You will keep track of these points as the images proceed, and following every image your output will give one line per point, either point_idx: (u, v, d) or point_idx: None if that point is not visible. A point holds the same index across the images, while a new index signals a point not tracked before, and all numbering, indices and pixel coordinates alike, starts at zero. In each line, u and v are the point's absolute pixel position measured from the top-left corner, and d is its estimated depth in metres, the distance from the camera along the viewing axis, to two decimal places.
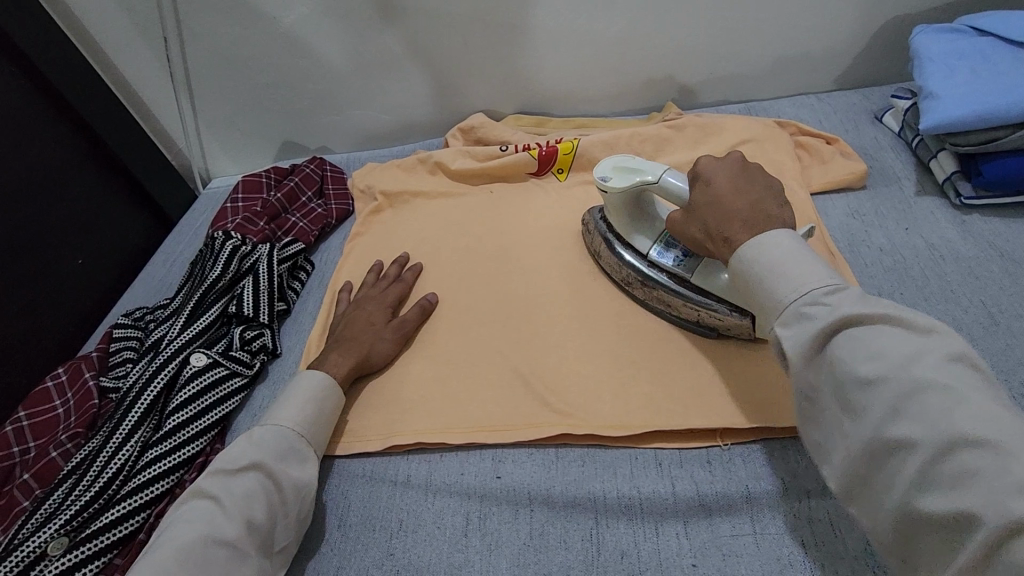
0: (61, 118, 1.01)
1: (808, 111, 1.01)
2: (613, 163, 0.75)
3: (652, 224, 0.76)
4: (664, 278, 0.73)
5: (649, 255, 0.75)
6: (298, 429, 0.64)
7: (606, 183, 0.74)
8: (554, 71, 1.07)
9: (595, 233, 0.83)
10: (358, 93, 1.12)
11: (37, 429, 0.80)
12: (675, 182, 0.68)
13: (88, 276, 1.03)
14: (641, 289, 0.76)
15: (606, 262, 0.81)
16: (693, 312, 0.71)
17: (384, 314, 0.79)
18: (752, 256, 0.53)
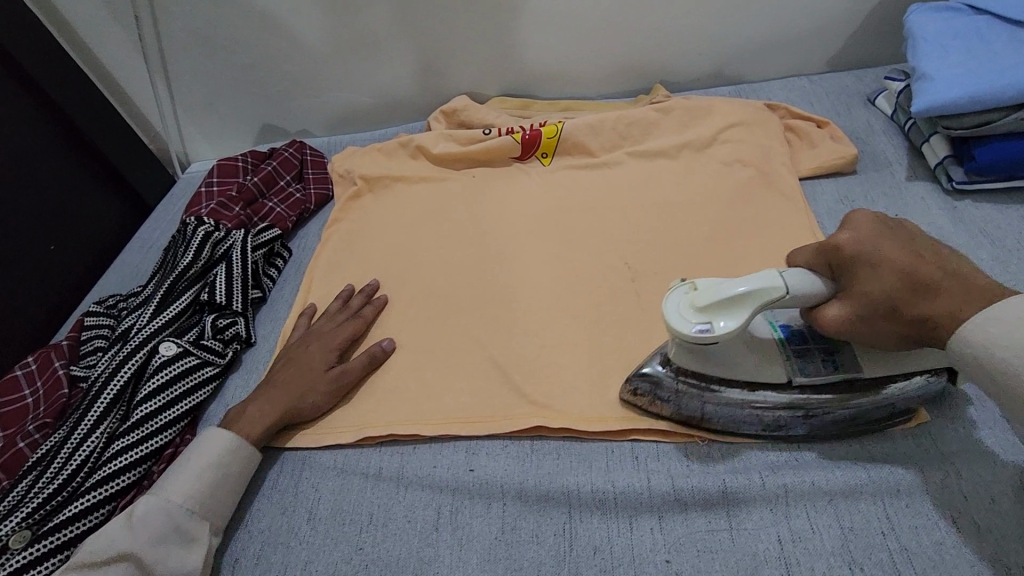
0: (31, 100, 0.98)
1: (799, 93, 0.98)
2: (686, 306, 0.56)
3: (766, 356, 0.59)
4: (829, 397, 0.58)
5: (797, 381, 0.59)
6: (184, 505, 0.59)
7: (715, 334, 0.54)
8: (539, 51, 1.03)
9: (687, 399, 0.60)
10: (338, 74, 1.09)
11: (6, 420, 0.78)
12: (798, 278, 0.55)
13: (62, 263, 1.00)
14: (803, 425, 0.59)
15: (719, 420, 0.60)
16: (884, 407, 0.58)
17: (326, 359, 0.72)
18: (985, 342, 0.47)
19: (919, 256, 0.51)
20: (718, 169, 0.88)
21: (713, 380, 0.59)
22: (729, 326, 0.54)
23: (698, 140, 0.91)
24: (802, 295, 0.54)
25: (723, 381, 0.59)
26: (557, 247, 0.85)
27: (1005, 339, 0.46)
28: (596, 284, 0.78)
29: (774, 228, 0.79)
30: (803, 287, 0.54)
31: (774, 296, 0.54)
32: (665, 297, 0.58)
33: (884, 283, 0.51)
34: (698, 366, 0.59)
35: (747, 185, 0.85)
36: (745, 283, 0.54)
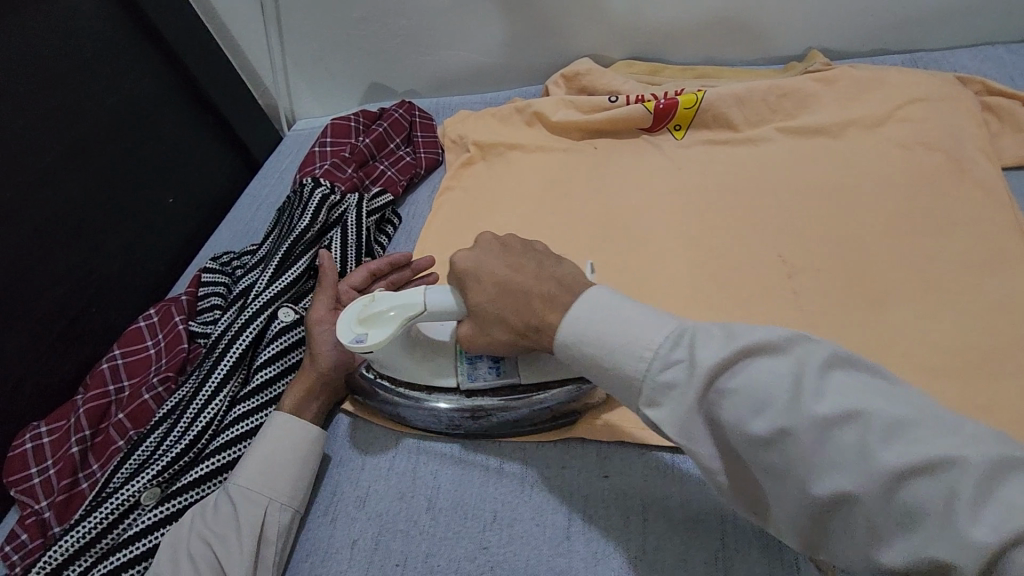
0: (152, 51, 0.97)
1: (995, 65, 0.83)
2: (354, 317, 0.57)
3: (435, 354, 0.62)
4: (496, 398, 0.61)
5: (465, 387, 0.61)
6: (243, 485, 0.58)
7: (366, 342, 0.55)
8: (681, 9, 0.92)
9: (382, 400, 0.64)
10: (452, 31, 1.02)
11: (132, 368, 0.80)
12: (439, 294, 0.56)
13: (179, 217, 1.01)
14: (476, 424, 0.62)
15: (413, 421, 0.64)
16: (539, 412, 0.60)
17: (327, 311, 0.68)
18: (574, 335, 0.46)
19: (518, 268, 0.54)
20: (892, 152, 0.76)
21: (400, 383, 0.63)
22: (382, 336, 0.56)
23: (869, 117, 0.79)
24: (445, 309, 0.56)
25: (408, 385, 0.63)
26: (695, 231, 0.77)
27: (578, 329, 0.46)
28: (743, 280, 0.70)
29: (966, 228, 0.68)
30: (443, 309, 0.56)
31: (416, 310, 0.56)
32: (346, 306, 0.58)
33: (489, 296, 0.54)
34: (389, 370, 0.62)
35: (933, 174, 0.73)
36: (401, 295, 0.57)
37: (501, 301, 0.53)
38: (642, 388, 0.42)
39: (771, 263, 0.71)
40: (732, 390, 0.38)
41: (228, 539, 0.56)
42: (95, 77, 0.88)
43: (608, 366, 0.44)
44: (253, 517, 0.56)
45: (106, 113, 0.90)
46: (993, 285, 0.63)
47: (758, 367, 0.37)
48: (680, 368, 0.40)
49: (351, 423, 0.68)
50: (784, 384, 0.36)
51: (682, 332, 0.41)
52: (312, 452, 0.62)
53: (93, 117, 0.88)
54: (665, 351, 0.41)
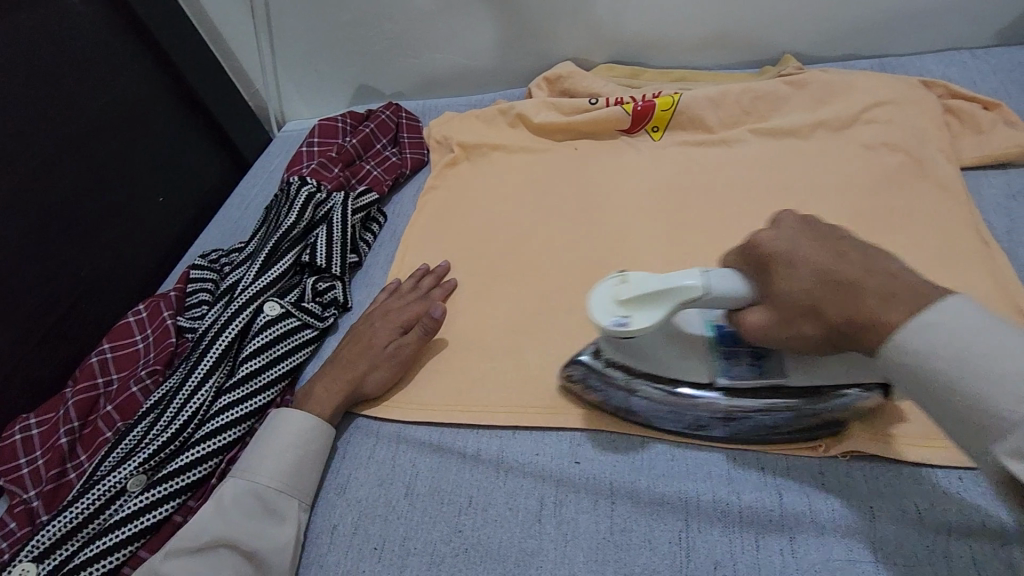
0: (144, 53, 0.99)
1: (959, 69, 0.86)
2: (611, 298, 0.53)
3: (687, 351, 0.57)
4: (756, 401, 0.55)
5: (722, 382, 0.56)
6: (272, 484, 0.61)
7: (632, 327, 0.52)
8: (658, 15, 0.95)
9: (598, 389, 0.60)
10: (438, 35, 1.05)
11: (120, 362, 0.82)
12: (722, 279, 0.50)
13: (170, 215, 1.03)
14: (722, 430, 0.57)
15: (638, 413, 0.59)
16: (815, 420, 0.54)
17: (388, 335, 0.70)
18: (915, 361, 0.39)
19: (840, 253, 0.46)
20: (857, 153, 0.79)
21: (634, 373, 0.58)
22: (648, 322, 0.51)
23: (837, 119, 0.82)
24: (732, 296, 0.50)
25: (670, 380, 0.58)
26: (668, 229, 0.79)
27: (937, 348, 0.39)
28: None
29: (927, 225, 0.70)
30: (724, 293, 0.50)
31: (689, 294, 0.50)
32: (596, 285, 0.55)
33: (808, 280, 0.46)
34: (632, 360, 0.58)
35: (896, 174, 0.75)
36: (672, 279, 0.51)
37: (821, 292, 0.45)
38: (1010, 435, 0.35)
39: None
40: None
41: (263, 534, 0.58)
42: (87, 77, 0.90)
43: (976, 401, 0.37)
44: (289, 512, 0.60)
45: (98, 113, 0.92)
46: (951, 278, 0.66)
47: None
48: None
49: (343, 417, 0.70)
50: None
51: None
52: (327, 453, 0.66)
53: (85, 117, 0.90)
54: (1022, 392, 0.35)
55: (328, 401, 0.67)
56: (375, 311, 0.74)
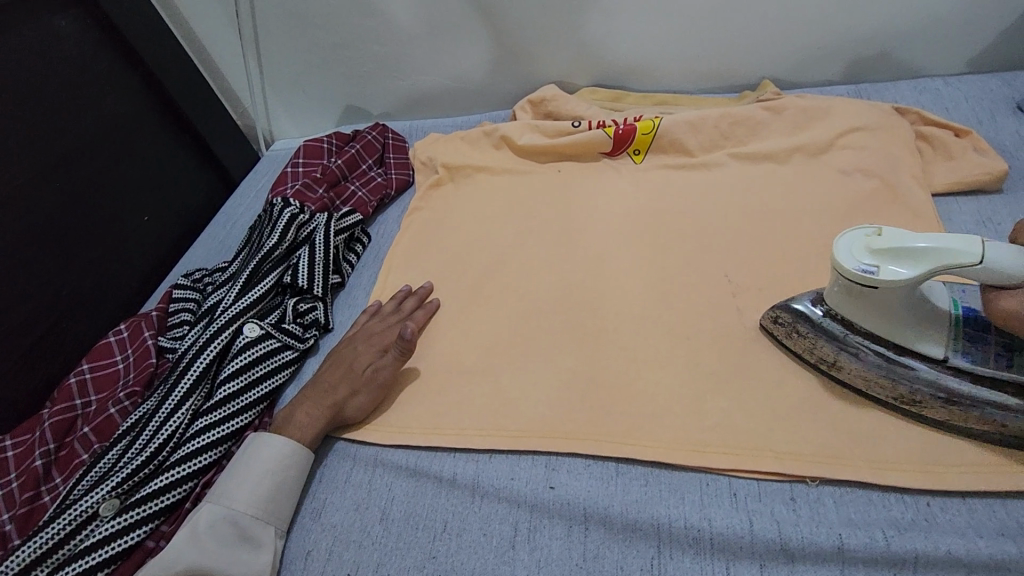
0: (132, 74, 1.00)
1: (932, 96, 0.88)
2: (860, 247, 0.55)
3: (938, 323, 0.57)
4: (987, 390, 0.55)
5: (952, 360, 0.56)
6: (251, 511, 0.60)
7: (878, 277, 0.54)
8: (640, 41, 0.97)
9: (817, 336, 0.62)
10: (425, 58, 1.06)
11: (99, 383, 0.81)
12: (1002, 252, 0.49)
13: (155, 234, 1.03)
14: (851, 377, 0.60)
15: (811, 348, 0.63)
16: (979, 414, 0.55)
17: (367, 358, 0.70)
18: None
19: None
20: (832, 178, 0.80)
21: (856, 329, 0.60)
22: (897, 274, 0.53)
23: (813, 144, 0.83)
24: (999, 273, 0.49)
25: (898, 348, 0.58)
26: (648, 251, 0.80)
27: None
28: (693, 297, 0.73)
29: None
30: (1003, 268, 0.49)
31: (965, 261, 0.49)
32: (849, 234, 0.57)
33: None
34: (849, 309, 0.60)
35: (870, 199, 0.77)
36: (942, 240, 0.51)
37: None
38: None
39: (721, 282, 0.74)
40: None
41: (239, 561, 0.58)
42: (74, 98, 0.90)
43: None
44: (267, 538, 0.60)
45: (85, 134, 0.92)
46: None
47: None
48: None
49: (323, 440, 0.70)
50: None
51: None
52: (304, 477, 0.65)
53: (71, 138, 0.90)
54: None
55: (308, 426, 0.67)
56: (356, 334, 0.75)
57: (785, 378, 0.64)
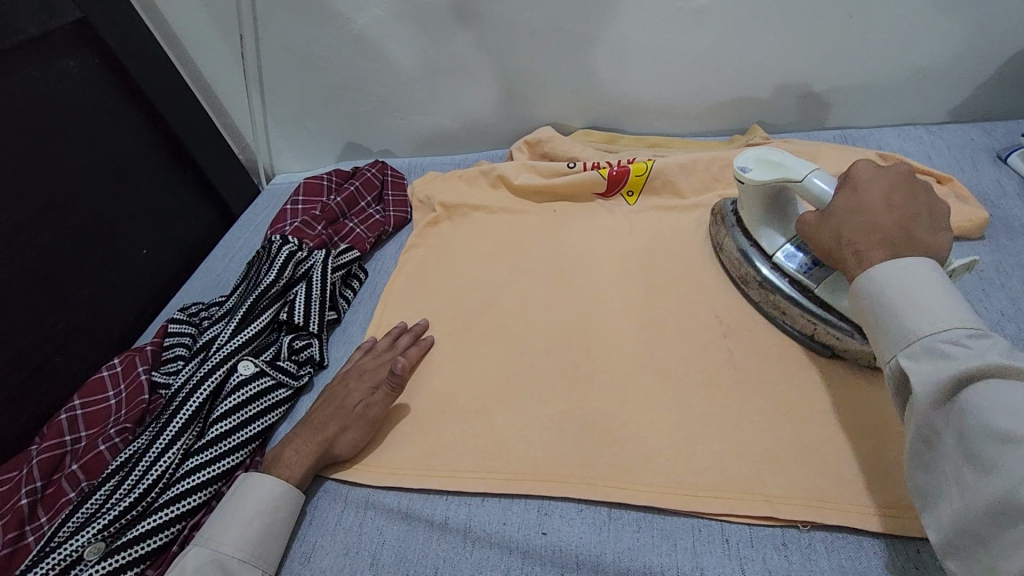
0: (136, 111, 1.02)
1: (916, 144, 0.91)
2: (754, 155, 0.73)
3: (785, 230, 0.74)
4: (789, 286, 0.71)
5: (777, 257, 0.73)
6: (239, 555, 0.60)
7: (745, 174, 0.72)
8: (634, 86, 1.00)
9: (721, 224, 0.82)
10: (424, 98, 1.09)
11: (90, 419, 0.81)
12: (821, 183, 0.65)
13: (152, 267, 1.04)
14: (726, 260, 0.79)
15: (718, 237, 0.82)
16: (796, 314, 0.70)
17: (359, 395, 0.71)
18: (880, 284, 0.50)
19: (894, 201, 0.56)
20: None
21: (739, 223, 0.79)
22: (756, 176, 0.71)
23: None
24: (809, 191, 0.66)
25: (754, 241, 0.76)
26: (640, 291, 0.81)
27: (877, 284, 0.51)
28: (684, 338, 0.74)
29: None
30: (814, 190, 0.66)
31: (791, 177, 0.68)
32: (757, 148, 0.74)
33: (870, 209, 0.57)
34: (741, 207, 0.77)
35: None
36: (798, 164, 0.68)
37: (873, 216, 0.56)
38: (912, 344, 0.47)
39: (711, 323, 0.75)
40: (975, 399, 0.42)
41: None
42: (78, 136, 0.92)
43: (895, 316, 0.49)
44: None
45: (87, 170, 0.94)
46: None
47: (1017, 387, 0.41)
48: (958, 346, 0.44)
49: (314, 480, 0.70)
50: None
51: (981, 333, 0.44)
52: (294, 517, 0.65)
53: (72, 174, 0.91)
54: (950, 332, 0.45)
55: (298, 465, 0.67)
56: (348, 372, 0.75)
57: (774, 421, 0.64)
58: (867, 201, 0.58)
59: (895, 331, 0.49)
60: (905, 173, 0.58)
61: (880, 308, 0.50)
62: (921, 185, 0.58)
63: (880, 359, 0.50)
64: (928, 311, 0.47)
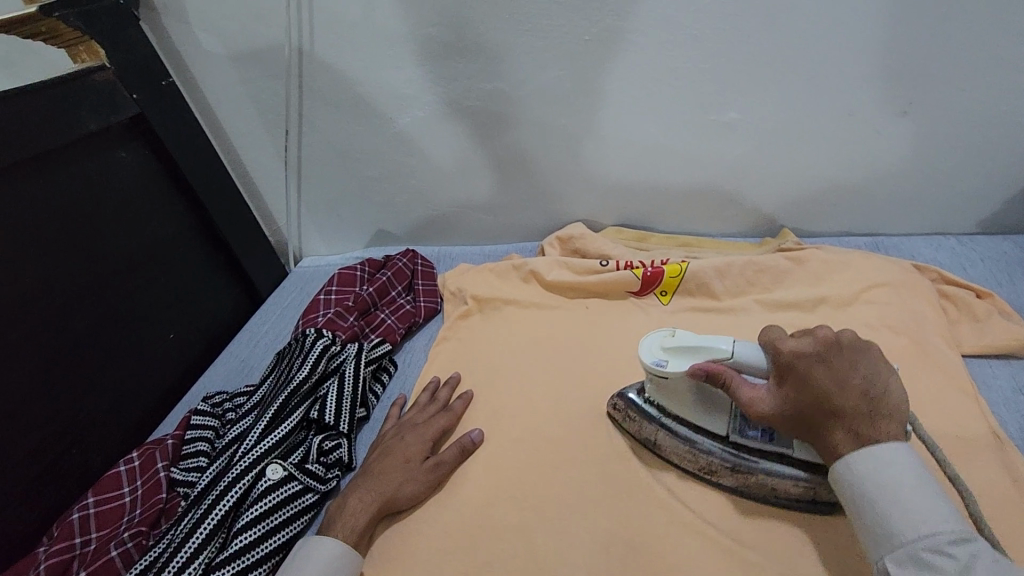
0: (178, 198, 1.04)
1: (948, 255, 0.94)
2: (658, 343, 0.66)
3: (713, 407, 0.66)
4: (762, 460, 0.65)
5: (733, 437, 0.66)
6: None
7: (666, 369, 0.64)
8: (666, 189, 1.02)
9: (636, 419, 0.73)
10: (458, 193, 1.11)
11: (102, 519, 0.77)
12: (750, 350, 0.60)
13: (177, 351, 1.03)
14: (685, 464, 0.70)
15: (660, 445, 0.71)
16: (804, 489, 0.63)
17: (420, 450, 0.75)
18: (865, 476, 0.52)
19: (841, 383, 0.54)
20: (862, 333, 0.82)
21: (667, 413, 0.71)
22: (681, 367, 0.63)
23: (839, 296, 0.86)
24: (744, 362, 0.60)
25: (694, 428, 0.69)
26: None
27: (854, 472, 0.52)
28: None
29: (937, 412, 0.72)
30: (749, 357, 0.60)
31: (721, 356, 0.60)
32: (648, 333, 0.68)
33: (815, 396, 0.55)
34: (665, 400, 0.69)
35: (902, 358, 0.78)
36: (709, 340, 0.62)
37: (825, 406, 0.54)
38: (897, 544, 0.48)
39: None
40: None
41: None
42: (122, 223, 0.94)
43: (880, 512, 0.50)
44: None
45: (127, 257, 0.95)
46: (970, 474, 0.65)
47: None
48: (942, 557, 0.46)
49: None
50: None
51: (968, 538, 0.46)
52: None
53: (112, 261, 0.92)
54: (929, 536, 0.47)
55: (361, 513, 0.68)
56: (401, 427, 0.79)
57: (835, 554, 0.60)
58: (815, 388, 0.55)
59: (880, 528, 0.50)
60: (830, 335, 0.56)
61: (867, 503, 0.51)
62: (848, 342, 0.56)
63: (868, 545, 0.51)
64: (906, 513, 0.49)
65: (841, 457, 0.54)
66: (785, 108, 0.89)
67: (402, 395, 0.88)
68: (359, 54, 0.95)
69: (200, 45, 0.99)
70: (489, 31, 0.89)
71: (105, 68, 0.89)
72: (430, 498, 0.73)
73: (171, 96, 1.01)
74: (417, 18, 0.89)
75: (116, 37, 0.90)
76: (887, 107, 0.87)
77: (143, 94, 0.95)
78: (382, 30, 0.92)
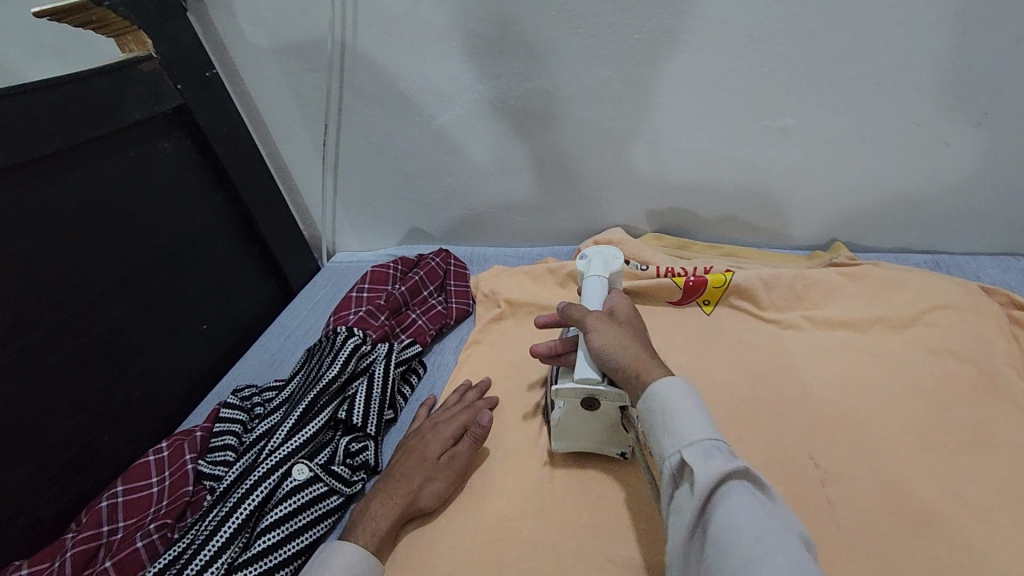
0: (216, 189, 1.05)
1: (1016, 277, 0.89)
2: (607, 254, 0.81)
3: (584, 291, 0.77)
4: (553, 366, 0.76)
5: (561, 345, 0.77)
6: None
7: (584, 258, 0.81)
8: (711, 197, 0.98)
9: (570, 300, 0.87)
10: (494, 193, 1.09)
11: (129, 508, 0.77)
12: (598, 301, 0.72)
13: (208, 343, 1.04)
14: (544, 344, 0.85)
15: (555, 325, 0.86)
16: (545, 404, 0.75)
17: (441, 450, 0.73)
18: (668, 399, 0.50)
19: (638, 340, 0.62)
20: (921, 357, 0.77)
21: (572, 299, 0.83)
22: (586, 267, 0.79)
23: (896, 318, 0.81)
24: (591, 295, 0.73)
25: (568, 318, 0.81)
26: (723, 416, 0.75)
27: (663, 393, 0.51)
28: (774, 480, 0.67)
29: (1008, 446, 0.66)
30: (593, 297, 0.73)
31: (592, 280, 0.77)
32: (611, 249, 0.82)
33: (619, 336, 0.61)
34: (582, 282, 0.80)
35: (965, 388, 0.73)
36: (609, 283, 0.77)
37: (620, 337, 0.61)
38: (689, 446, 0.47)
39: (799, 466, 0.68)
40: (732, 498, 0.43)
41: None
42: (160, 212, 0.94)
43: (671, 419, 0.49)
44: None
45: (163, 247, 0.95)
46: None
47: (754, 496, 0.43)
48: (719, 455, 0.46)
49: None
50: (775, 525, 0.42)
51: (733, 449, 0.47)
52: None
53: (148, 250, 0.92)
54: (711, 444, 0.46)
55: (384, 518, 0.66)
56: (424, 426, 0.78)
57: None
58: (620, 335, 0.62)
59: (672, 430, 0.49)
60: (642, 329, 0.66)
61: (658, 415, 0.50)
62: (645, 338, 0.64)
63: (659, 455, 0.50)
64: (696, 425, 0.48)
65: (648, 385, 0.53)
66: (845, 114, 0.84)
67: (432, 396, 0.86)
68: (401, 52, 0.94)
69: (243, 38, 0.98)
70: (535, 29, 0.86)
71: (152, 58, 0.90)
72: (454, 506, 0.71)
73: (213, 87, 1.01)
74: (461, 15, 0.87)
75: (162, 27, 0.91)
76: (957, 118, 0.82)
77: (187, 85, 0.95)
78: (425, 26, 0.90)
